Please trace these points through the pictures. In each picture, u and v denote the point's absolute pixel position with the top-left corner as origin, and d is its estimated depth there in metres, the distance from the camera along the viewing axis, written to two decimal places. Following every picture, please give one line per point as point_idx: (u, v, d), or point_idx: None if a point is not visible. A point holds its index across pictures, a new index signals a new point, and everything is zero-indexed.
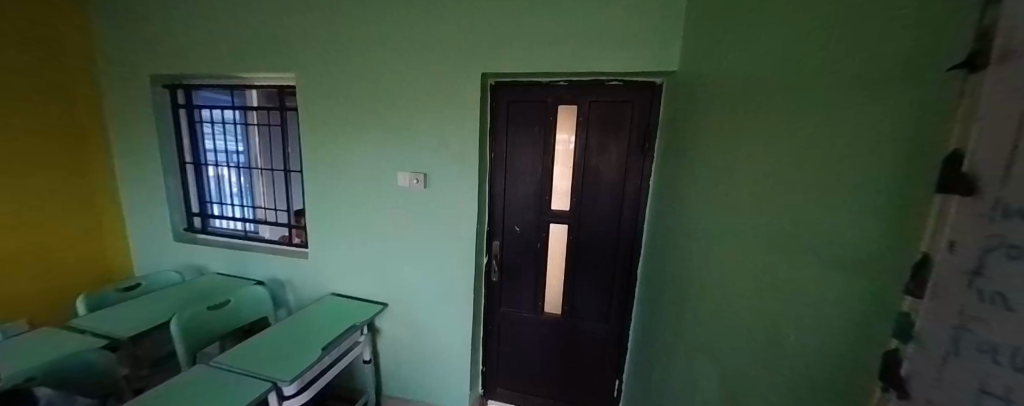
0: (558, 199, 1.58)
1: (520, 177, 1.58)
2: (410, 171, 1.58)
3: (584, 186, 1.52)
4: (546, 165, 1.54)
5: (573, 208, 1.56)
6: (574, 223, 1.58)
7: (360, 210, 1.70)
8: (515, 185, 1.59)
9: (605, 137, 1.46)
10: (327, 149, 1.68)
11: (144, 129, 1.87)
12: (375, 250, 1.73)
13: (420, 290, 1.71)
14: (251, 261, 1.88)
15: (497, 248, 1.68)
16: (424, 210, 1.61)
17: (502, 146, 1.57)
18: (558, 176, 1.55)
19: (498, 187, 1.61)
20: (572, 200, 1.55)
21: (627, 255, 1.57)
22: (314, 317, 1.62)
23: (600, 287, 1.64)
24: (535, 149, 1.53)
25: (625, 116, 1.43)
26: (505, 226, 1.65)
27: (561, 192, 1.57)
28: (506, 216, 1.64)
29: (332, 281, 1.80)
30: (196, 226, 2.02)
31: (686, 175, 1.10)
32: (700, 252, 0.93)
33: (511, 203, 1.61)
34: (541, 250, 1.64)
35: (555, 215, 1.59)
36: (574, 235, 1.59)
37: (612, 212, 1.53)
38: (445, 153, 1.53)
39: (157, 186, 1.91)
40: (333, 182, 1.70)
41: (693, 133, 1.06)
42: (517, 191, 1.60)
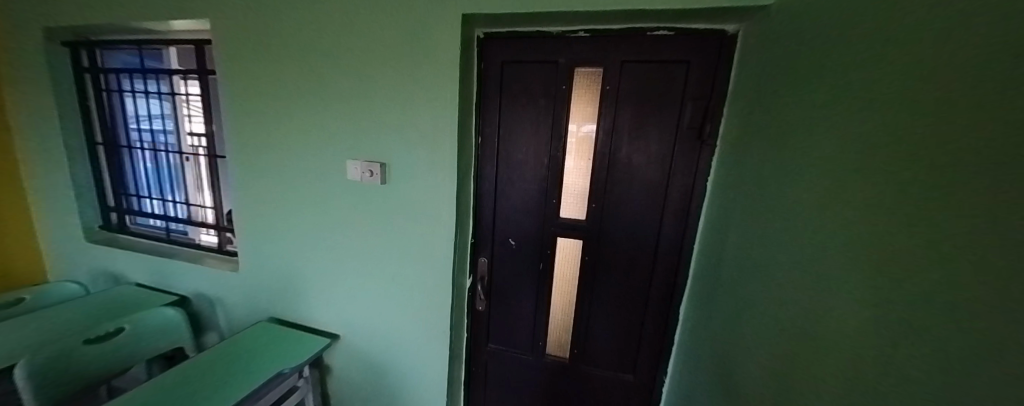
0: (570, 204, 1.12)
1: (518, 172, 1.12)
2: (363, 159, 1.14)
3: (607, 186, 1.06)
4: (552, 156, 1.08)
5: (591, 216, 1.10)
6: (591, 238, 1.12)
7: (303, 211, 1.27)
8: (510, 183, 1.14)
9: (643, 115, 0.99)
10: (258, 128, 1.24)
11: (39, 101, 1.45)
12: (323, 264, 1.30)
13: (383, 320, 1.28)
14: (174, 271, 1.48)
15: (485, 268, 1.23)
16: (383, 214, 1.18)
17: (492, 127, 1.11)
18: (571, 172, 1.09)
19: (486, 185, 1.16)
20: (589, 205, 1.09)
21: (666, 285, 1.11)
22: (232, 354, 1.18)
23: (624, 325, 1.19)
24: (539, 132, 1.07)
25: (676, 83, 0.95)
26: (496, 239, 1.20)
27: (574, 195, 1.11)
28: (497, 225, 1.19)
29: (270, 301, 1.38)
30: (115, 224, 1.63)
31: (790, 176, 0.64)
32: (830, 324, 0.49)
33: (504, 207, 1.16)
34: (545, 274, 1.19)
35: (565, 226, 1.13)
36: (591, 254, 1.14)
37: (646, 224, 1.07)
38: (412, 135, 1.08)
39: (60, 173, 1.50)
40: (265, 172, 1.27)
41: (807, 103, 0.60)
42: (513, 191, 1.14)
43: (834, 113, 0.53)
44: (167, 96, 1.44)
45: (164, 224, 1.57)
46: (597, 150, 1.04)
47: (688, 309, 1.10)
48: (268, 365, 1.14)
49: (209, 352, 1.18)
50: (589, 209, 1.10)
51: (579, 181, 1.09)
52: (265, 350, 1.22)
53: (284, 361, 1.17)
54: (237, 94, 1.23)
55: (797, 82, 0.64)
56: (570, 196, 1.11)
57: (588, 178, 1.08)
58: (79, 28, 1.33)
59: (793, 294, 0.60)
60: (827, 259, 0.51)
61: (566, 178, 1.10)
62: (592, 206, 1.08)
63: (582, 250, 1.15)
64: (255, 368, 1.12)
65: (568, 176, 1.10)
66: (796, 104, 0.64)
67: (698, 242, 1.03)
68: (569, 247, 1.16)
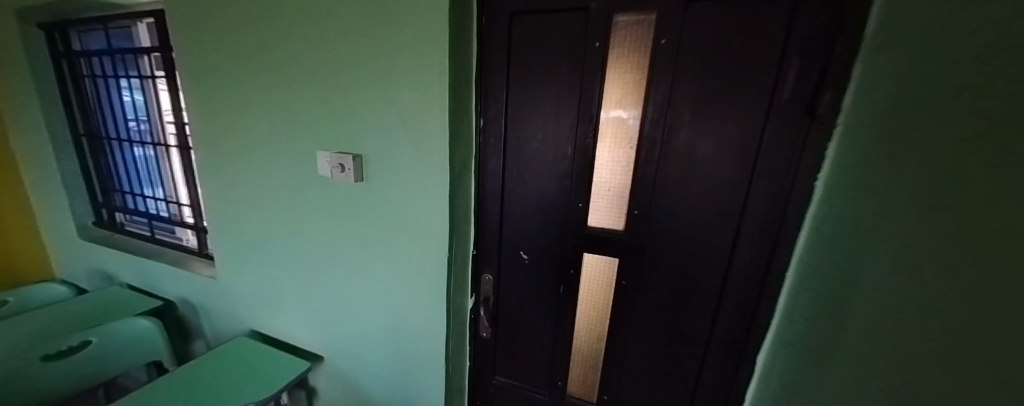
0: (600, 210, 0.82)
1: (531, 165, 0.83)
2: (336, 151, 0.92)
3: (658, 186, 0.74)
4: (578, 143, 0.78)
5: (631, 227, 0.79)
6: (631, 255, 0.81)
7: (276, 212, 1.07)
8: (521, 180, 0.85)
9: (714, 82, 0.66)
10: (224, 113, 1.05)
11: (20, 89, 1.34)
12: (300, 273, 1.10)
13: (369, 343, 1.08)
14: (158, 273, 1.36)
15: (490, 288, 0.96)
16: (363, 218, 0.96)
17: (495, 105, 0.82)
18: (604, 166, 0.79)
19: (489, 182, 0.88)
20: (631, 211, 0.78)
21: (736, 331, 0.77)
22: (195, 379, 1.02)
23: (672, 375, 0.87)
24: (561, 110, 0.77)
25: (774, 28, 0.60)
26: (503, 251, 0.92)
27: (609, 196, 0.80)
28: (506, 236, 0.91)
29: (249, 312, 1.23)
30: (108, 221, 1.54)
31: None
32: None
33: (513, 211, 0.88)
34: (566, 299, 0.90)
35: (594, 240, 0.83)
36: (630, 278, 0.83)
37: (721, 242, 0.73)
38: (394, 119, 0.84)
39: (48, 166, 1.41)
40: (233, 167, 1.08)
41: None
42: (524, 191, 0.86)
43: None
44: (137, 81, 1.28)
45: (151, 223, 1.46)
46: (645, 134, 0.73)
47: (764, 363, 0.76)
48: (261, 374, 1.06)
49: (176, 372, 1.04)
50: (629, 216, 0.79)
51: (616, 177, 0.78)
52: (258, 356, 1.13)
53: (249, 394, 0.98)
54: (198, 75, 1.05)
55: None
56: (602, 198, 0.81)
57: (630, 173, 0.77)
58: (42, 6, 1.19)
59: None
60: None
61: (597, 173, 0.80)
62: (636, 212, 0.78)
63: (617, 271, 0.84)
64: (247, 378, 1.04)
65: (600, 170, 0.79)
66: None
67: (791, 273, 0.68)
68: (599, 265, 0.86)
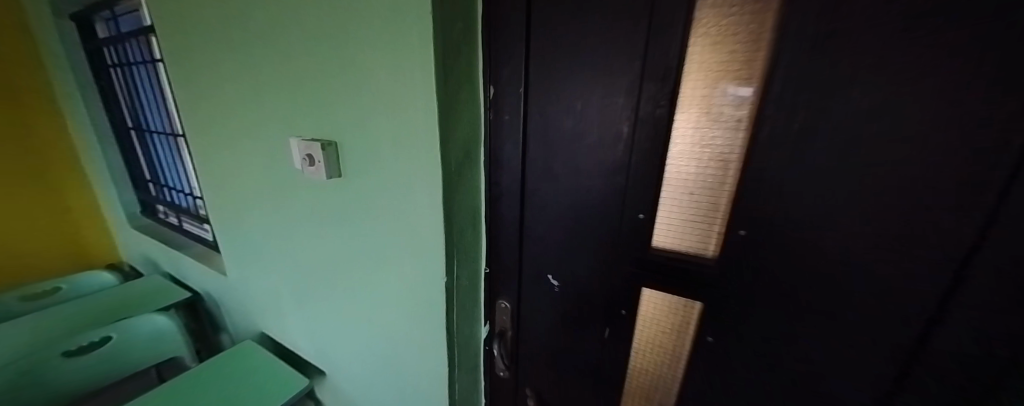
0: (673, 232, 0.49)
1: (561, 151, 0.53)
2: (314, 138, 0.73)
3: (799, 194, 0.35)
4: (643, 107, 0.45)
5: (734, 266, 0.42)
6: (730, 313, 0.45)
7: (268, 211, 0.94)
8: (547, 175, 0.56)
9: None
10: (211, 93, 0.91)
11: (66, 83, 1.38)
12: (297, 280, 0.97)
13: (368, 367, 0.91)
14: (187, 266, 1.35)
15: (506, 320, 0.70)
16: (353, 223, 0.76)
17: (507, 65, 0.53)
18: (690, 145, 0.44)
19: (500, 178, 0.60)
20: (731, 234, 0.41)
21: None
22: (201, 386, 0.98)
23: None
24: (615, 52, 0.45)
25: None
26: (525, 276, 0.65)
27: (694, 199, 0.46)
28: (527, 255, 0.63)
29: (257, 315, 1.14)
30: (153, 210, 1.58)
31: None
32: None
33: (537, 222, 0.60)
34: (614, 354, 0.59)
35: (660, 272, 0.50)
36: (721, 346, 0.47)
37: (960, 335, 0.31)
38: (373, 91, 0.61)
39: (99, 158, 1.47)
40: (227, 157, 0.97)
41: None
42: (551, 191, 0.56)
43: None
44: (144, 67, 1.20)
45: (180, 214, 1.44)
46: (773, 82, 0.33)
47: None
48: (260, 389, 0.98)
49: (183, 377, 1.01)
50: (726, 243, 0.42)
51: (711, 167, 0.43)
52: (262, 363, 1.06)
53: None
54: (179, 52, 0.92)
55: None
56: (684, 202, 0.46)
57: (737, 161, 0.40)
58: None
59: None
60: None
61: (674, 158, 0.45)
62: (741, 235, 0.40)
63: (695, 327, 0.50)
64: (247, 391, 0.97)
65: (682, 154, 0.45)
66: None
67: None
68: (664, 313, 0.53)
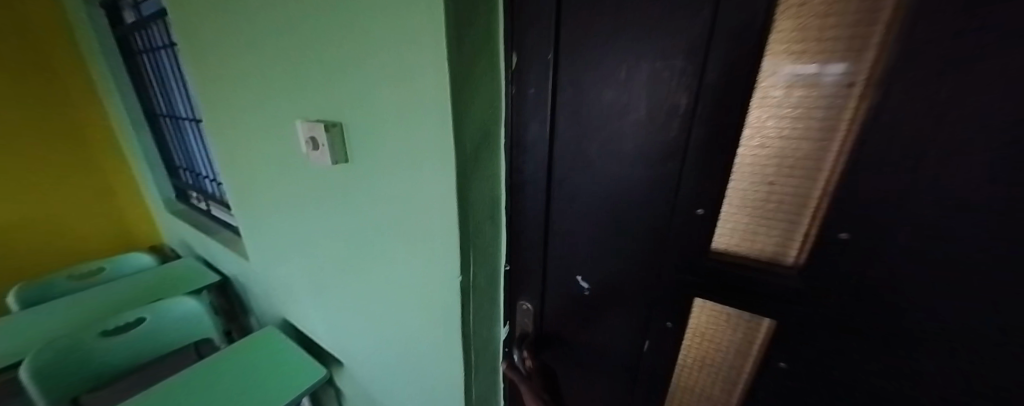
0: (740, 232, 0.38)
1: (599, 127, 0.43)
2: (318, 118, 0.67)
3: (958, 178, 0.22)
4: (712, 62, 0.33)
5: (831, 281, 0.31)
6: (820, 341, 0.34)
7: (284, 199, 0.91)
8: (579, 158, 0.46)
9: None
10: (223, 76, 0.88)
11: (102, 71, 1.42)
12: (313, 269, 0.94)
13: (382, 363, 0.87)
14: (217, 250, 1.38)
15: (528, 323, 0.62)
16: (360, 210, 0.71)
17: (531, 24, 0.43)
18: (779, 111, 0.32)
19: (521, 164, 0.51)
20: (828, 236, 0.30)
21: None
22: (228, 371, 1.00)
23: None
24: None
25: None
26: (551, 277, 0.56)
27: (778, 184, 0.34)
28: (552, 252, 0.54)
29: (279, 301, 1.15)
30: (186, 196, 1.64)
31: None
32: None
33: (565, 220, 0.51)
34: (653, 376, 0.51)
35: (719, 280, 0.39)
36: (800, 378, 0.37)
37: None
38: (376, 64, 0.53)
39: (135, 145, 1.52)
40: (241, 143, 0.95)
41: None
42: (582, 178, 0.47)
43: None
44: (166, 52, 1.19)
45: (208, 200, 1.47)
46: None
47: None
48: (281, 376, 0.98)
49: (212, 360, 1.03)
50: (823, 250, 0.30)
51: (808, 140, 0.31)
52: (286, 350, 1.07)
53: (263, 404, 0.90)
54: (191, 31, 0.89)
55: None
56: (763, 189, 0.35)
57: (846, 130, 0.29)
58: None
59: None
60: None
61: (752, 131, 0.34)
62: (843, 239, 0.29)
63: (758, 347, 0.40)
64: (268, 378, 0.98)
65: (766, 123, 0.33)
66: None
67: None
68: (719, 328, 0.43)
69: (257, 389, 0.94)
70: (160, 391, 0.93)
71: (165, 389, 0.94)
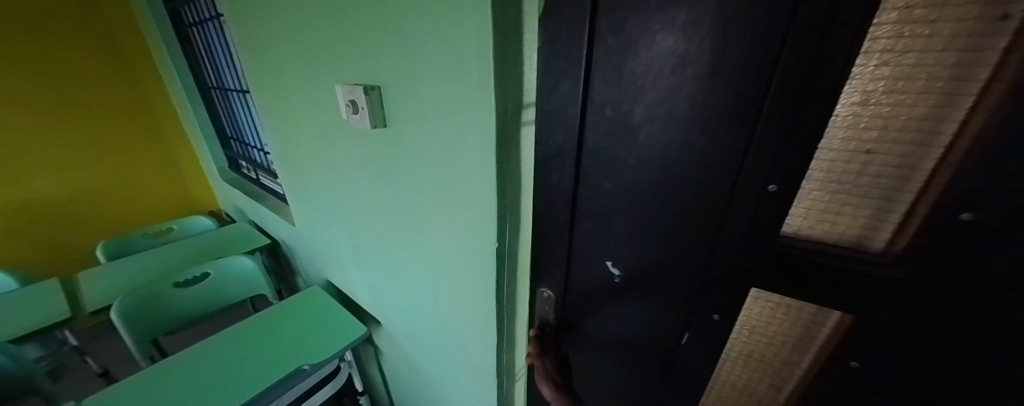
0: (822, 215, 0.29)
1: (648, 77, 0.32)
2: (356, 83, 0.67)
3: None
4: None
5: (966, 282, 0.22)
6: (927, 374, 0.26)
7: (328, 168, 0.95)
8: (616, 123, 0.36)
9: None
10: (267, 46, 0.90)
11: (158, 43, 1.50)
12: (355, 235, 0.99)
13: (419, 326, 0.91)
14: (267, 215, 1.49)
15: (548, 311, 0.56)
16: (396, 175, 0.72)
17: None
18: (905, 41, 0.21)
19: (547, 133, 0.43)
20: (940, 219, 0.22)
21: None
22: (282, 322, 1.10)
23: None
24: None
25: None
26: (580, 260, 0.48)
27: (881, 153, 0.25)
28: (578, 235, 0.46)
29: (325, 265, 1.23)
30: (236, 166, 1.76)
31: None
32: None
33: (599, 201, 0.42)
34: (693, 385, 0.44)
35: (783, 274, 0.31)
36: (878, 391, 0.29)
37: None
38: (414, 24, 0.51)
39: (191, 116, 1.64)
40: (287, 113, 0.98)
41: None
42: (613, 146, 0.37)
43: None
44: (211, 23, 1.23)
45: (257, 170, 1.58)
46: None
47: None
48: (325, 330, 1.07)
49: (267, 312, 1.14)
50: (963, 247, 0.21)
51: (939, 88, 0.21)
52: (329, 307, 1.16)
53: (311, 354, 0.99)
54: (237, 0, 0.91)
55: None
56: (859, 158, 0.26)
57: (992, 70, 0.18)
58: None
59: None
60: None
61: (855, 76, 0.23)
62: (965, 220, 0.20)
63: (820, 348, 0.34)
64: (314, 331, 1.07)
65: (877, 62, 0.23)
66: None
67: None
68: (774, 320, 0.37)
69: (306, 340, 1.04)
70: (227, 335, 1.06)
71: (231, 334, 1.06)
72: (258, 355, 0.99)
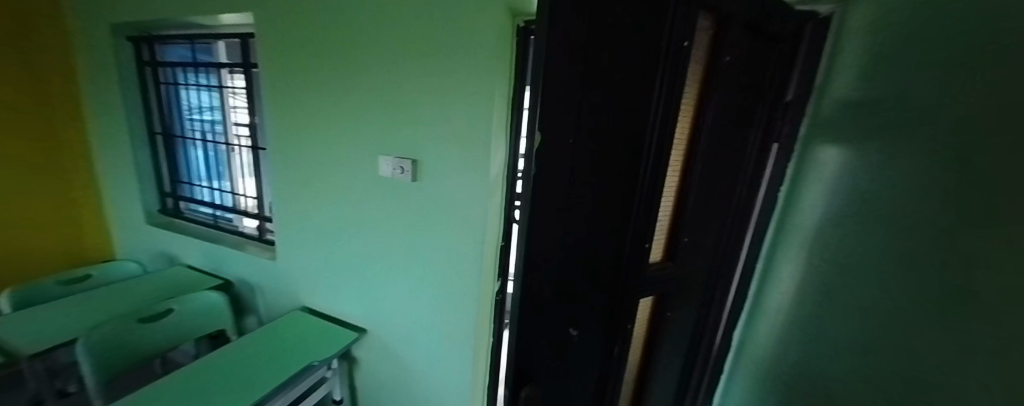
0: (663, 251, 0.64)
1: (592, 180, 0.39)
2: (395, 155, 1.16)
3: (716, 216, 0.71)
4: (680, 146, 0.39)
5: (700, 262, 0.73)
6: (697, 293, 0.78)
7: (340, 207, 1.31)
8: (562, 218, 0.43)
9: (747, 118, 0.66)
10: (301, 120, 1.30)
11: (108, 91, 1.57)
12: (356, 257, 1.34)
13: (411, 319, 1.31)
14: (221, 256, 1.55)
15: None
16: (412, 209, 1.18)
17: (563, 111, 0.38)
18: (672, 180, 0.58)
19: (537, 245, 0.44)
20: (696, 240, 0.69)
21: (715, 324, 0.90)
22: (275, 338, 1.25)
23: (685, 377, 0.91)
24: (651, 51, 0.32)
25: (767, 74, 0.67)
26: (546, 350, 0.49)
27: (665, 221, 0.61)
28: (552, 326, 0.48)
29: (304, 291, 1.45)
30: (171, 209, 1.77)
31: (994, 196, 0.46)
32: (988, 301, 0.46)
33: (563, 287, 0.45)
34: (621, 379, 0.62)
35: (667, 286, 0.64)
36: (690, 308, 0.78)
37: (728, 250, 0.82)
38: (447, 133, 1.06)
39: (125, 156, 1.64)
40: (308, 164, 1.33)
41: (1005, 79, 0.43)
42: (556, 237, 0.43)
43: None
44: (214, 90, 1.52)
45: (214, 211, 1.69)
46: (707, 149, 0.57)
47: (773, 349, 0.83)
48: (320, 338, 1.27)
49: (255, 333, 1.26)
50: (700, 248, 0.71)
51: (673, 202, 0.61)
52: (316, 324, 1.36)
53: (313, 354, 1.18)
54: (281, 86, 1.29)
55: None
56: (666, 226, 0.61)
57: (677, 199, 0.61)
58: (140, 22, 1.43)
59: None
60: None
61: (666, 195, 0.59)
62: (682, 241, 0.63)
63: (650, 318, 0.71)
64: (311, 339, 1.26)
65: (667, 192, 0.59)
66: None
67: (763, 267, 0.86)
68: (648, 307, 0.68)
69: (305, 345, 1.23)
70: (220, 352, 1.14)
71: (224, 351, 1.15)
72: (265, 359, 1.14)
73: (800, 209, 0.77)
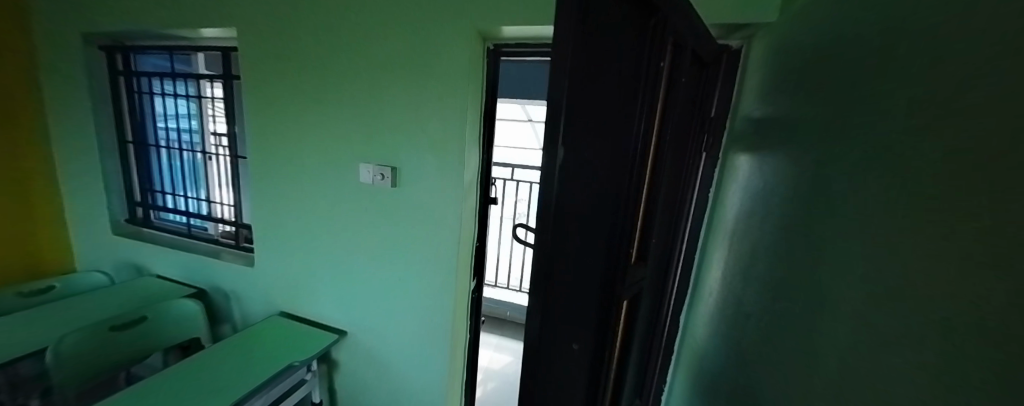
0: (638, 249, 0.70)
1: (602, 179, 0.43)
2: (375, 163, 1.23)
3: (667, 215, 0.82)
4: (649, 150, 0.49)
5: (660, 253, 0.86)
6: (655, 283, 0.89)
7: (319, 211, 1.36)
8: (578, 220, 0.42)
9: (687, 130, 0.79)
10: (282, 129, 1.35)
11: (76, 99, 1.55)
12: (336, 261, 1.38)
13: (392, 319, 1.36)
14: (195, 265, 1.54)
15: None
16: (391, 213, 1.26)
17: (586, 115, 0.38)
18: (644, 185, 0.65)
19: (560, 254, 0.41)
20: (657, 237, 0.79)
21: (664, 308, 1.03)
22: (253, 342, 1.27)
23: (645, 361, 1.01)
24: (637, 76, 0.43)
25: (699, 95, 0.81)
26: (562, 358, 0.45)
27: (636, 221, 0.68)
28: (567, 330, 0.45)
29: (282, 297, 1.48)
30: (140, 218, 1.73)
31: (796, 194, 0.64)
32: None
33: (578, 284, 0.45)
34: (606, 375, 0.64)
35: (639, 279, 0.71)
36: (650, 297, 0.89)
37: (675, 243, 0.95)
38: (425, 142, 1.15)
39: (92, 165, 1.61)
40: (289, 171, 1.37)
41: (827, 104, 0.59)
42: (573, 242, 0.42)
43: (933, 77, 0.34)
44: (191, 100, 1.55)
45: (187, 219, 1.68)
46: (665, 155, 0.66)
47: (707, 331, 0.96)
48: (300, 341, 1.30)
49: (233, 338, 1.28)
50: (659, 243, 0.82)
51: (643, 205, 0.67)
52: (295, 328, 1.38)
53: (293, 356, 1.22)
54: (261, 96, 1.34)
55: (858, 46, 0.49)
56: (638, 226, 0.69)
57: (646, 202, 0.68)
58: (115, 33, 1.44)
59: (845, 356, 0.42)
60: (859, 304, 0.37)
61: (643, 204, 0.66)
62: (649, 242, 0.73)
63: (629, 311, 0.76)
64: (290, 342, 1.29)
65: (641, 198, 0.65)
66: (866, 74, 0.46)
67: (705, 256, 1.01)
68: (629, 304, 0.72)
69: (285, 348, 1.25)
70: (197, 358, 1.16)
71: (201, 357, 1.17)
72: (244, 362, 1.16)
73: (727, 206, 0.92)
